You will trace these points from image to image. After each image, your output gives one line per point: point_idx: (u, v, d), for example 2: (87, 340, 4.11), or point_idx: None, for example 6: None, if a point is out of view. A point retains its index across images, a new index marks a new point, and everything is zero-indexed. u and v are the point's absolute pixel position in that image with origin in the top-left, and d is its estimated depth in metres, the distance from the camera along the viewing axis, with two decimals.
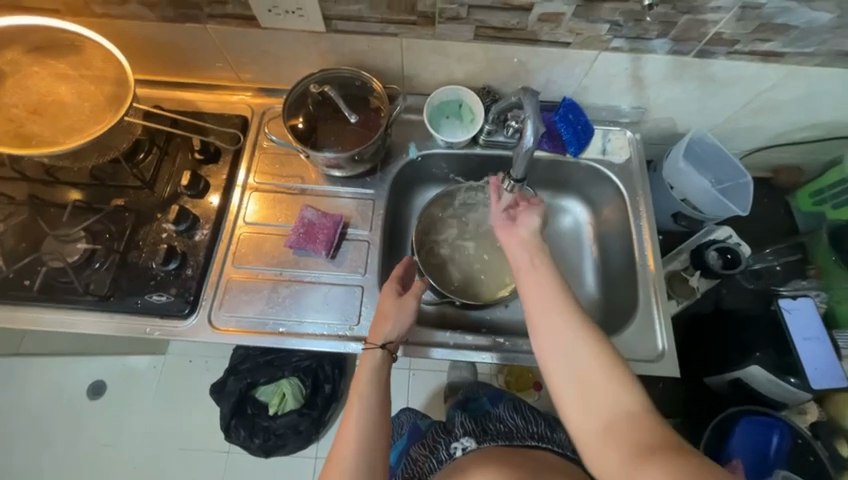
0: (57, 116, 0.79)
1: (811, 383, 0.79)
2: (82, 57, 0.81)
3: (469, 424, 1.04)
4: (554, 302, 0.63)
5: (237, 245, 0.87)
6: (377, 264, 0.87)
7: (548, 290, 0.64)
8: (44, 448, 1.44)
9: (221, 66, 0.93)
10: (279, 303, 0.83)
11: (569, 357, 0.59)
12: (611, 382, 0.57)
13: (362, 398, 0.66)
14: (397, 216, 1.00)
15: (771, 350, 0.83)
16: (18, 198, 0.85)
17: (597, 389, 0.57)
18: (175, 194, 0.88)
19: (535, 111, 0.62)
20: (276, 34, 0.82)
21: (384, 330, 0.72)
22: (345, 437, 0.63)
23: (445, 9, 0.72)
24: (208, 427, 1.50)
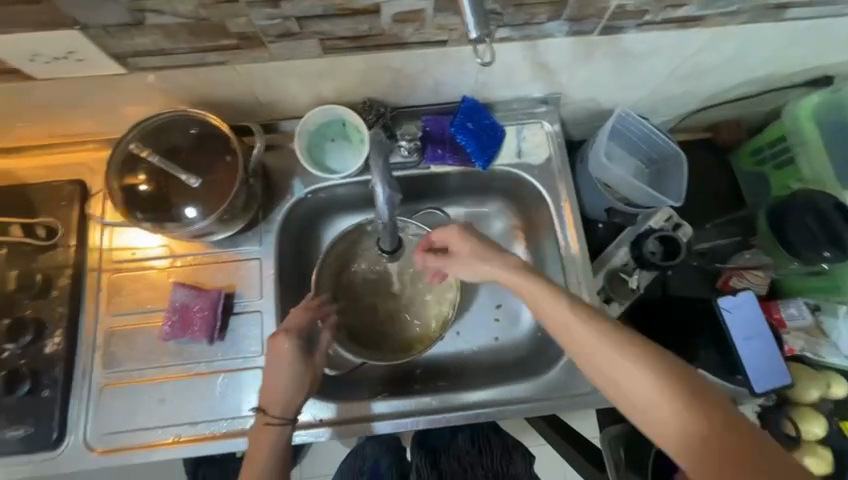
0: None
1: (752, 384, 0.78)
2: None
3: (424, 472, 0.88)
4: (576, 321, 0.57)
5: (101, 346, 0.72)
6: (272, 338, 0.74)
7: (563, 311, 0.58)
8: None
9: (24, 125, 0.72)
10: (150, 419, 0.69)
11: (630, 386, 0.53)
12: (658, 386, 0.51)
13: None
14: (301, 264, 0.87)
15: (712, 350, 0.83)
16: None
17: (659, 407, 0.51)
18: (7, 300, 0.71)
19: (385, 176, 0.61)
20: (67, 83, 0.62)
21: (273, 383, 0.65)
22: None
23: (267, 27, 0.54)
24: None
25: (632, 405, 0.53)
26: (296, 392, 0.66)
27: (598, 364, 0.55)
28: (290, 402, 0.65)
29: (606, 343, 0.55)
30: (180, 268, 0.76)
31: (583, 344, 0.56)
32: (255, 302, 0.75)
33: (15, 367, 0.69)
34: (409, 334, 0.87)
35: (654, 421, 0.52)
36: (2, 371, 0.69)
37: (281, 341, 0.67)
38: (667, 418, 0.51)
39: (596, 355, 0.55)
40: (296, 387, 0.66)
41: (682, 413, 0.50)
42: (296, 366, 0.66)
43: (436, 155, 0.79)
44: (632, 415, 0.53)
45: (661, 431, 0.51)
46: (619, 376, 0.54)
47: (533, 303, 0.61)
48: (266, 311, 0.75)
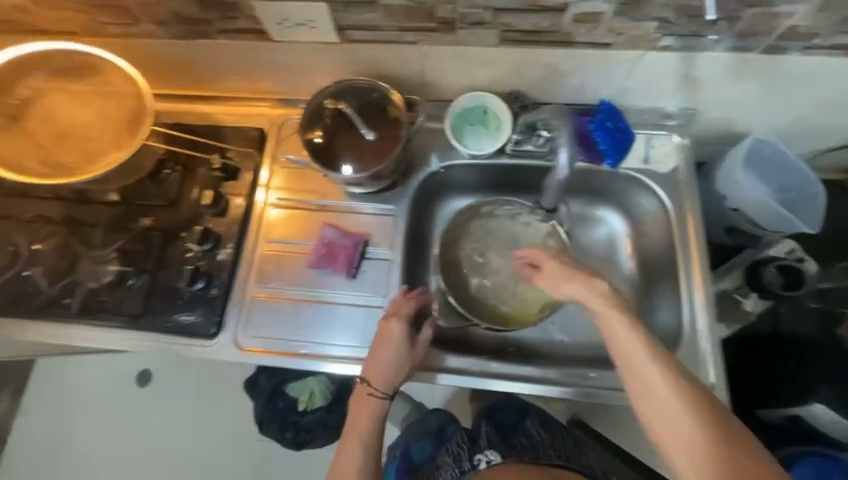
0: (83, 140, 0.79)
1: None
2: (101, 78, 0.80)
3: (494, 435, 1.03)
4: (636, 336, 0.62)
5: (258, 264, 0.86)
6: (396, 284, 0.85)
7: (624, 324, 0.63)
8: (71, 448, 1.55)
9: (235, 79, 0.90)
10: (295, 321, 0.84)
11: (662, 389, 0.60)
12: (686, 409, 0.59)
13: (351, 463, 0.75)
14: (420, 231, 0.97)
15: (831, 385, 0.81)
16: (56, 219, 0.89)
17: (680, 423, 0.58)
18: (196, 212, 0.88)
19: (570, 138, 0.71)
20: (289, 46, 0.78)
21: (381, 359, 0.76)
22: None
23: (467, 15, 0.65)
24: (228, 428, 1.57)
25: (659, 413, 0.59)
26: (400, 368, 0.77)
27: (632, 363, 0.62)
28: (391, 380, 0.76)
29: (653, 361, 0.61)
30: (331, 210, 0.90)
31: (619, 344, 0.63)
32: (386, 250, 0.86)
33: (196, 265, 0.85)
34: (509, 312, 0.91)
35: (668, 425, 0.59)
36: (188, 266, 0.85)
37: (392, 325, 0.77)
38: (680, 428, 0.58)
39: (638, 356, 0.62)
40: (399, 366, 0.76)
41: (696, 433, 0.57)
42: (399, 345, 0.76)
43: None
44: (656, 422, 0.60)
45: (672, 435, 0.58)
46: (655, 378, 0.60)
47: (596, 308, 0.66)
48: (395, 260, 0.86)
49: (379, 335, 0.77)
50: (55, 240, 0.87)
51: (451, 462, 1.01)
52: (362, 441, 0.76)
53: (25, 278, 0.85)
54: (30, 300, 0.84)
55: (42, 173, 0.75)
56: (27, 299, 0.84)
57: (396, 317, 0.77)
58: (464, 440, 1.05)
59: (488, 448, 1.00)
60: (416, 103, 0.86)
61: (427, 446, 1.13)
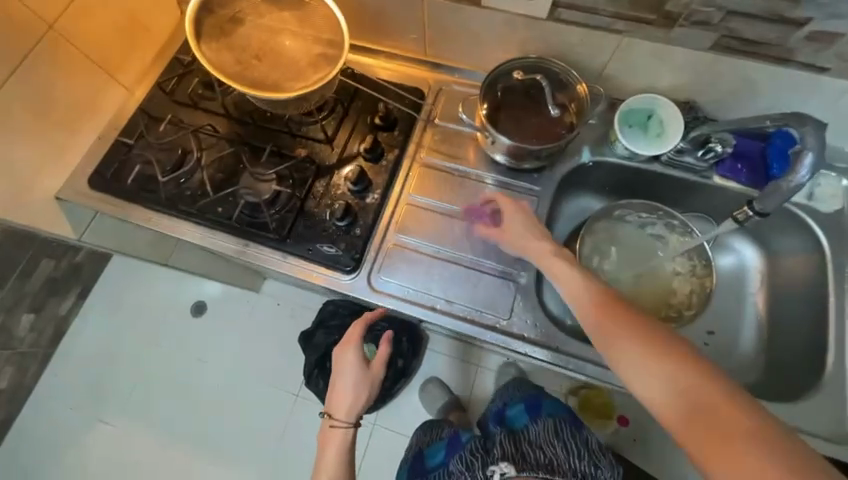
0: (278, 64, 0.85)
1: None
2: (304, 11, 0.86)
3: (507, 445, 0.94)
4: (588, 296, 0.67)
5: (399, 215, 0.89)
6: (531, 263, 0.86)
7: (574, 282, 0.70)
8: (173, 344, 1.87)
9: (413, 38, 0.94)
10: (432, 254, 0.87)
11: (611, 333, 0.63)
12: (671, 363, 0.57)
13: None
14: (551, 219, 0.96)
15: None
16: (223, 132, 0.94)
17: (650, 374, 0.58)
18: (352, 154, 0.91)
19: (819, 145, 0.66)
20: (490, 14, 0.81)
21: (336, 399, 0.85)
22: None
23: (695, 13, 0.67)
24: (296, 361, 1.84)
25: (639, 371, 0.59)
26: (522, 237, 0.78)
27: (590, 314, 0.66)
28: (347, 409, 0.83)
29: (608, 317, 0.64)
30: (477, 180, 0.92)
31: (581, 301, 0.68)
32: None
33: (344, 203, 0.87)
34: None
35: (647, 381, 0.58)
36: (339, 201, 0.88)
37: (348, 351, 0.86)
38: (664, 382, 0.57)
39: (605, 315, 0.64)
40: (354, 395, 0.84)
41: (678, 385, 0.56)
42: (352, 370, 0.84)
43: (733, 168, 0.84)
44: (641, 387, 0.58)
45: (654, 387, 0.57)
46: (603, 327, 0.64)
47: (550, 267, 0.74)
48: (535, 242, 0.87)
49: (337, 361, 0.87)
50: (216, 152, 0.92)
51: (466, 473, 0.95)
52: (332, 470, 0.83)
53: (184, 182, 0.90)
54: (187, 201, 0.88)
55: (238, 82, 0.81)
56: (187, 200, 0.88)
57: (354, 342, 0.86)
58: (477, 450, 1.00)
59: (502, 459, 0.91)
60: (592, 96, 0.87)
61: (440, 451, 1.10)
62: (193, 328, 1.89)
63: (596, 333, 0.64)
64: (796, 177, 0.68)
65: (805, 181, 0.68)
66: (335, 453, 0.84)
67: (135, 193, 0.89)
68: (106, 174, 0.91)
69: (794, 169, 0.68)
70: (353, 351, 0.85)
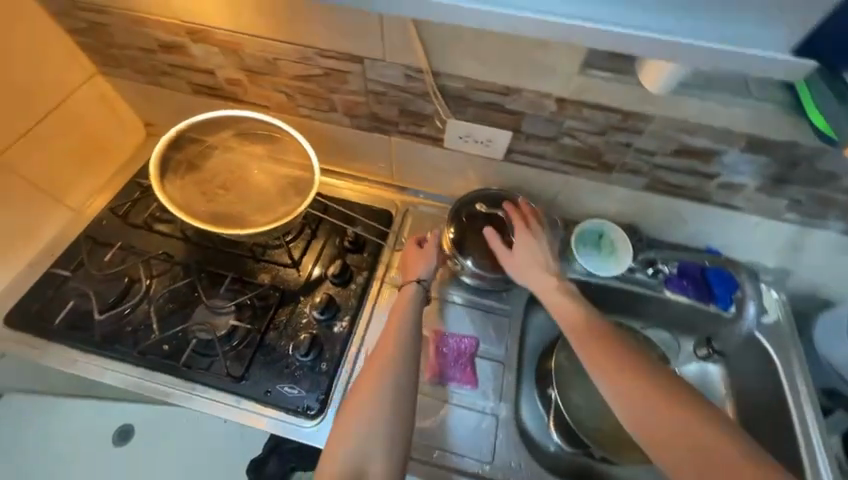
0: (245, 195, 0.85)
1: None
2: (277, 146, 0.88)
3: None
4: (595, 337, 0.69)
5: (368, 343, 0.84)
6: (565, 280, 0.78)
7: (581, 324, 0.71)
8: None
9: (381, 166, 0.99)
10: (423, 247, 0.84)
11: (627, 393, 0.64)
12: (646, 374, 0.64)
13: (376, 377, 0.68)
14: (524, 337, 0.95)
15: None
16: (177, 258, 0.88)
17: (629, 371, 0.65)
18: (319, 279, 0.89)
19: (756, 294, 0.84)
20: (451, 153, 0.88)
21: (418, 268, 0.81)
22: (341, 428, 0.65)
23: (628, 163, 0.78)
24: None
25: (631, 388, 0.63)
26: (533, 265, 0.78)
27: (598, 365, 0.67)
28: (408, 339, 0.73)
29: (614, 356, 0.67)
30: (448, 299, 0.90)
31: (578, 343, 0.70)
32: (537, 230, 0.82)
33: (310, 334, 0.82)
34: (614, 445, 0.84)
35: (644, 416, 0.61)
36: (305, 332, 0.82)
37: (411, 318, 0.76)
38: (644, 403, 0.62)
39: (626, 378, 0.64)
40: (416, 320, 0.75)
41: (656, 398, 0.62)
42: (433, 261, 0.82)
43: (680, 284, 0.92)
44: (614, 360, 0.66)
45: (647, 416, 0.61)
46: (650, 426, 0.61)
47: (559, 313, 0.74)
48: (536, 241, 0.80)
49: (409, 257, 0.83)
50: (169, 279, 0.86)
51: None
52: (373, 390, 0.67)
53: (126, 317, 0.81)
54: (127, 340, 0.79)
55: (201, 215, 0.80)
56: (128, 338, 0.79)
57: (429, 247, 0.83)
58: None
59: None
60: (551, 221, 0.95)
61: None
62: None
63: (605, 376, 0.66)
64: (746, 321, 0.84)
65: (752, 324, 0.84)
66: (397, 354, 0.70)
67: (64, 333, 0.78)
68: (29, 311, 0.81)
69: (744, 313, 0.84)
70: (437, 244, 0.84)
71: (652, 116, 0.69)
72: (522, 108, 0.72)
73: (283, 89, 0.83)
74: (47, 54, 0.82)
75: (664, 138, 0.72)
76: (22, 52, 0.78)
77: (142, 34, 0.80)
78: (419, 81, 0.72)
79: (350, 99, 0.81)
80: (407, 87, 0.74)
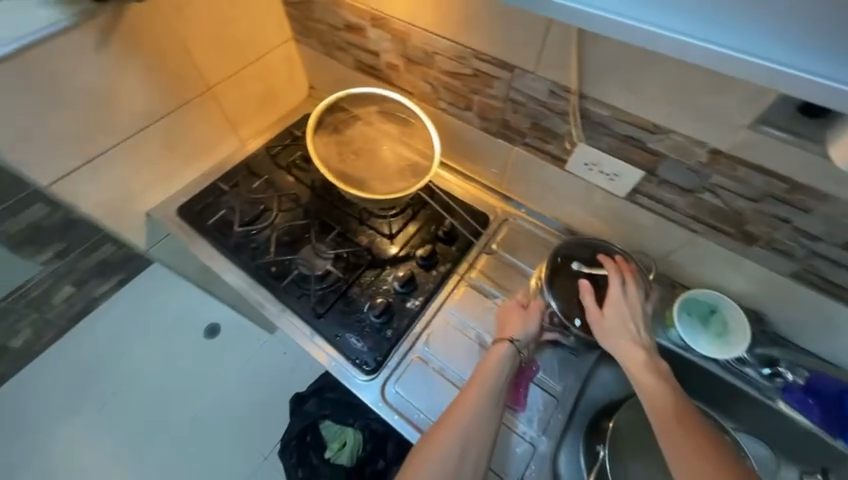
0: (370, 166, 0.96)
1: None
2: (409, 129, 0.97)
3: None
4: (665, 404, 0.67)
5: (432, 328, 0.88)
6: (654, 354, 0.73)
7: (654, 385, 0.69)
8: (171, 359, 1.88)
9: (493, 172, 1.02)
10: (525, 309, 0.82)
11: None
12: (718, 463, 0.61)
13: (463, 419, 0.71)
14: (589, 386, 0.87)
15: None
16: (302, 201, 1.04)
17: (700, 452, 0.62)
18: (407, 256, 0.96)
19: None
20: (569, 177, 0.86)
21: (513, 326, 0.80)
22: (422, 454, 0.70)
23: (777, 241, 0.68)
24: (277, 418, 1.77)
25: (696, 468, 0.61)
26: (625, 335, 0.73)
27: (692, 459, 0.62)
28: (496, 392, 0.74)
29: (682, 428, 0.64)
30: None
31: (649, 404, 0.68)
32: (635, 292, 0.76)
33: (386, 301, 0.89)
34: None
35: None
36: (382, 297, 0.90)
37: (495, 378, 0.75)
38: None
39: (689, 455, 0.62)
40: (502, 370, 0.76)
41: None
42: (531, 322, 0.80)
43: (803, 400, 0.77)
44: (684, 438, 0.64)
45: None
46: None
47: (633, 369, 0.71)
48: (629, 305, 0.75)
49: (504, 311, 0.83)
50: (291, 216, 1.01)
51: None
52: (461, 432, 0.70)
53: (253, 235, 0.98)
54: (249, 253, 0.96)
55: (333, 171, 0.92)
56: (250, 252, 0.96)
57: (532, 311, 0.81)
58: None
59: None
60: (655, 275, 0.88)
61: None
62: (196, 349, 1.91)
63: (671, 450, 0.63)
64: None
65: None
66: (483, 404, 0.72)
67: (210, 232, 0.99)
68: (193, 208, 1.03)
69: None
70: (539, 308, 0.80)
71: (831, 197, 0.58)
72: (665, 150, 0.68)
73: (431, 81, 0.91)
74: (262, 16, 1.02)
75: (836, 225, 0.61)
76: (249, 11, 1.00)
77: (335, 13, 0.94)
78: (563, 99, 0.72)
79: (488, 102, 0.85)
80: (548, 103, 0.75)
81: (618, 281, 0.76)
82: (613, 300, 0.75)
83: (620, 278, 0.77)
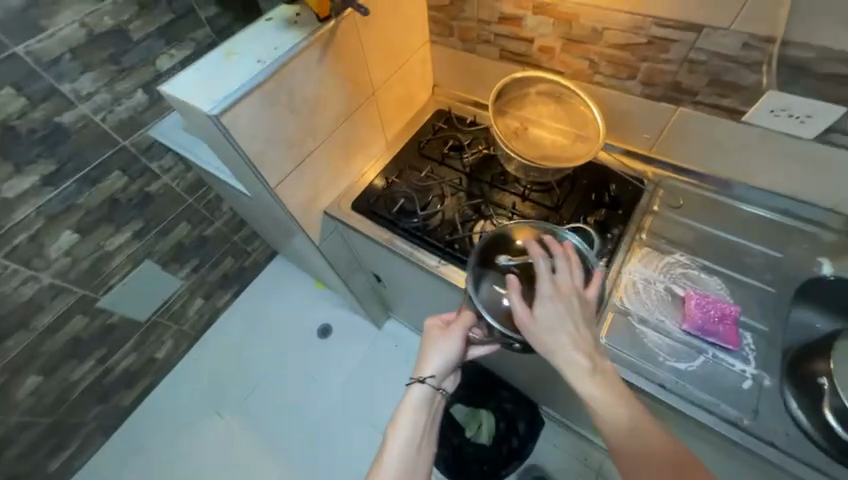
0: (534, 145, 1.05)
1: None
2: (566, 107, 1.05)
3: None
4: (595, 395, 0.65)
5: (620, 284, 0.93)
6: (591, 348, 0.69)
7: (582, 372, 0.67)
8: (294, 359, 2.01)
9: (645, 137, 1.07)
10: (445, 328, 0.85)
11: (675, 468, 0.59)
12: (610, 396, 0.65)
13: (395, 435, 0.76)
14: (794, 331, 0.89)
15: None
16: (463, 185, 1.13)
17: (611, 410, 0.64)
18: (578, 223, 1.02)
19: None
20: (744, 128, 0.90)
21: (428, 358, 0.81)
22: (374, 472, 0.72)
23: None
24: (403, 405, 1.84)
25: (628, 439, 0.62)
26: (557, 333, 0.68)
27: (616, 426, 0.63)
28: (425, 405, 0.79)
29: (607, 396, 0.65)
30: (702, 268, 0.94)
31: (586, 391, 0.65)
32: (565, 278, 0.73)
33: None
34: None
35: (629, 438, 0.62)
36: None
37: (429, 395, 0.80)
38: (634, 432, 0.62)
39: (610, 413, 0.64)
40: (444, 373, 0.81)
41: (624, 420, 0.63)
42: (452, 347, 0.82)
43: None
44: (622, 428, 0.63)
45: (619, 423, 0.63)
46: (626, 447, 0.61)
47: (536, 343, 0.70)
48: (561, 297, 0.71)
49: (426, 338, 0.84)
50: (457, 200, 1.10)
51: None
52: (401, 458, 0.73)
53: (427, 218, 1.08)
54: (431, 234, 1.06)
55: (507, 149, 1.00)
56: (432, 233, 1.06)
57: (455, 328, 0.83)
58: None
59: None
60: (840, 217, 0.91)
61: None
62: (314, 347, 2.03)
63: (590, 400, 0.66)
64: None
65: None
66: (411, 427, 0.77)
67: (390, 220, 1.09)
68: (367, 201, 1.15)
69: None
70: (465, 325, 0.82)
71: None
72: None
73: (590, 57, 0.98)
74: (414, 24, 1.14)
75: None
76: (407, 23, 1.11)
77: (490, 8, 1.03)
78: (759, 50, 0.77)
79: (658, 67, 0.90)
80: (738, 57, 0.80)
81: (541, 261, 0.74)
82: (541, 295, 0.71)
83: (543, 257, 0.74)
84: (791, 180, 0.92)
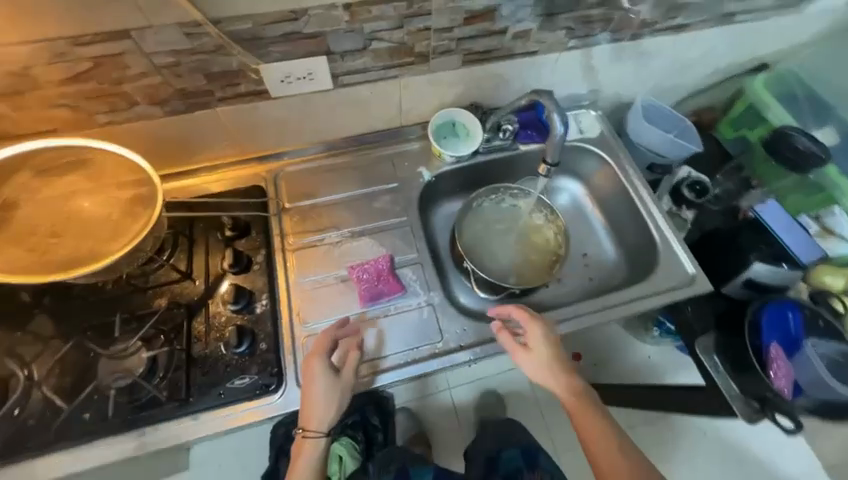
0: (85, 229, 0.76)
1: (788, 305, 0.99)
2: (92, 169, 0.77)
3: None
4: (313, 403, 0.75)
5: (292, 303, 0.87)
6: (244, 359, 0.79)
7: (324, 391, 0.75)
8: None
9: (226, 144, 0.92)
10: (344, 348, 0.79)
11: (306, 403, 0.76)
12: (324, 385, 0.75)
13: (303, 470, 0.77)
14: (427, 233, 1.06)
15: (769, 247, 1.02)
16: (47, 333, 0.78)
17: (325, 392, 0.75)
18: (219, 278, 0.86)
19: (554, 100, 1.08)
20: (282, 103, 0.86)
21: (316, 416, 0.75)
22: None
23: (439, 46, 0.86)
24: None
25: (316, 404, 0.75)
26: (336, 397, 0.75)
27: (312, 407, 0.75)
28: (318, 417, 0.75)
29: (319, 382, 0.75)
30: (353, 236, 0.95)
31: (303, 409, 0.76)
32: None
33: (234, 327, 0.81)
34: (533, 272, 1.04)
35: (321, 406, 0.75)
36: (229, 326, 0.81)
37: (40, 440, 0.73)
38: (320, 403, 0.75)
39: (312, 368, 0.76)
40: (330, 404, 0.75)
41: (326, 395, 0.75)
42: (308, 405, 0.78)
43: (525, 135, 1.06)
44: (309, 400, 0.75)
45: (313, 398, 0.75)
46: (308, 413, 0.75)
47: (305, 386, 0.76)
48: None
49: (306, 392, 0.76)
50: (50, 357, 0.76)
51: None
52: None
53: (22, 414, 0.72)
54: (39, 431, 0.72)
55: (17, 273, 0.68)
56: (41, 428, 0.72)
57: (342, 372, 0.77)
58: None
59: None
60: (410, 130, 1.03)
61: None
62: None
63: (308, 387, 0.76)
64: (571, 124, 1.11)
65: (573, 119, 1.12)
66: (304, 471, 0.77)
67: None
68: None
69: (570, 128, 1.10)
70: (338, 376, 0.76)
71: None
72: (317, 28, 0.74)
73: (62, 102, 0.73)
74: None
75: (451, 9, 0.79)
76: None
77: None
78: (204, 35, 0.69)
79: (147, 84, 0.74)
80: (196, 47, 0.71)
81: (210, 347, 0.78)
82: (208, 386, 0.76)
83: None
84: (359, 123, 0.98)
